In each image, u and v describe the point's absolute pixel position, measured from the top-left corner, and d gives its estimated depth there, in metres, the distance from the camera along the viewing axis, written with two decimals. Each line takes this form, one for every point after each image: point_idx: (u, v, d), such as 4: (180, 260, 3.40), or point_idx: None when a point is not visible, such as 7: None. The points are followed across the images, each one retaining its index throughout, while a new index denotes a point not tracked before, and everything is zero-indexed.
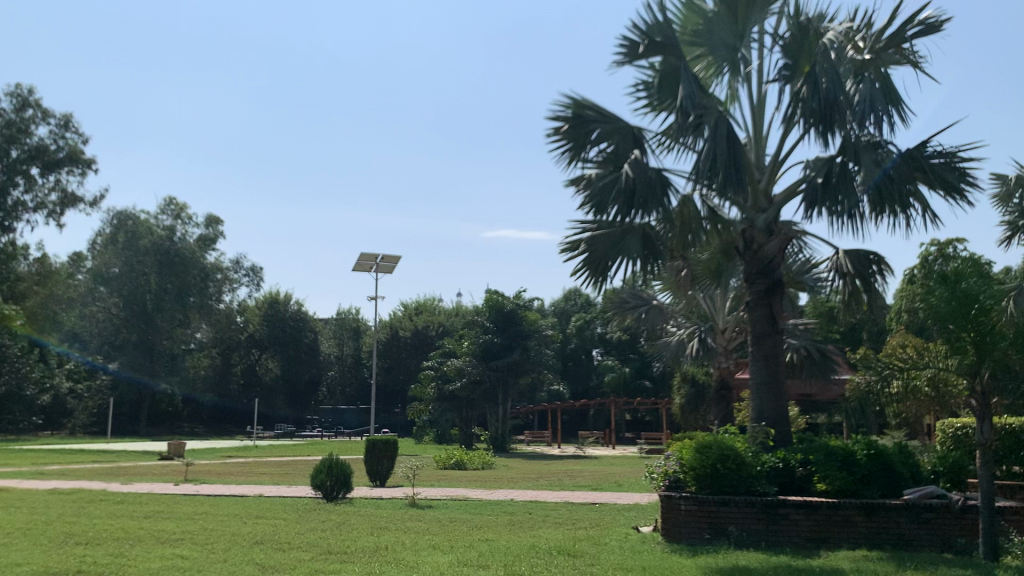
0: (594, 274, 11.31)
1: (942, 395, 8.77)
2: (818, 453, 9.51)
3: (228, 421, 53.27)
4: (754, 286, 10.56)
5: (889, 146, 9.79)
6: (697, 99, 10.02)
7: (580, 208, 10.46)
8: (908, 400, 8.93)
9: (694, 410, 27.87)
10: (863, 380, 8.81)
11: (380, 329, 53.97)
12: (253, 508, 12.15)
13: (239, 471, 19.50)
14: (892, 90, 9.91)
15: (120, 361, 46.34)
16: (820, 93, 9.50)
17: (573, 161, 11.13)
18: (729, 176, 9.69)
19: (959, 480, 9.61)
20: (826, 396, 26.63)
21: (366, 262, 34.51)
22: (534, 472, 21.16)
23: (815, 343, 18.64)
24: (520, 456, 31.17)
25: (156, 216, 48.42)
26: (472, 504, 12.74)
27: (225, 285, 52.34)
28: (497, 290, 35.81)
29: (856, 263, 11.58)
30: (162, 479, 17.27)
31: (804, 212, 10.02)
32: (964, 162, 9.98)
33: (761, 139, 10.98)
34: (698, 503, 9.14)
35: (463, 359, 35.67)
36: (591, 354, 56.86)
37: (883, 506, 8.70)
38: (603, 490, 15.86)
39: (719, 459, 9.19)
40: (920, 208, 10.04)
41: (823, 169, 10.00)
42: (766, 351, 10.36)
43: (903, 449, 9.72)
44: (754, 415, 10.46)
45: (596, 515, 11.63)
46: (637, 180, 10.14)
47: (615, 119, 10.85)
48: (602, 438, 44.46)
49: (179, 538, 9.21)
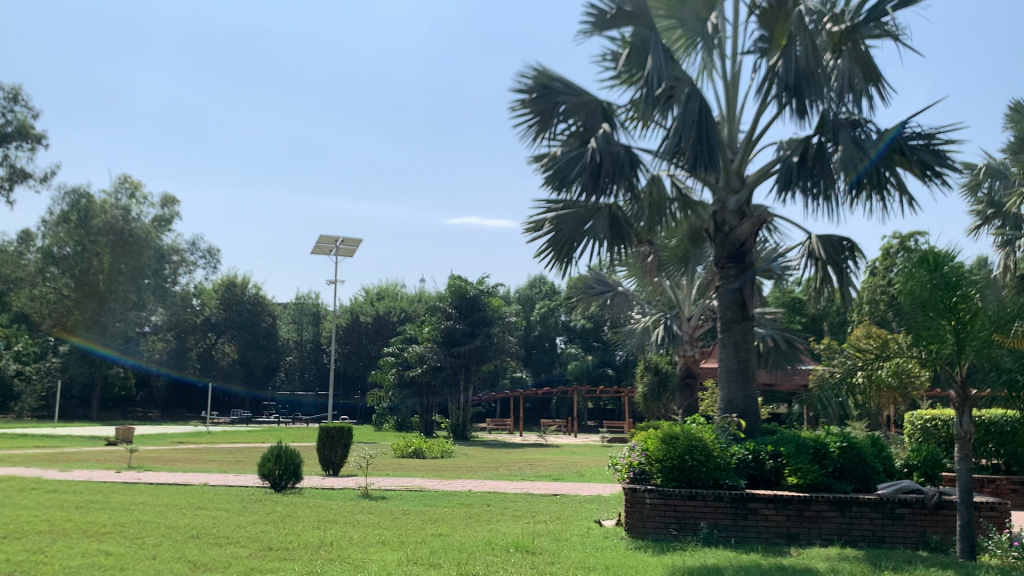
0: (559, 256, 10.77)
1: (906, 385, 8.51)
2: (789, 444, 9.11)
3: (182, 406, 52.04)
4: (725, 270, 10.09)
5: (867, 125, 9.39)
6: (668, 70, 9.51)
7: (543, 186, 9.93)
8: (871, 392, 8.66)
9: (657, 399, 27.47)
10: (827, 371, 8.54)
11: (340, 314, 53.17)
12: (193, 498, 11.47)
13: (187, 458, 18.72)
14: (871, 67, 9.50)
15: (70, 345, 44.51)
16: (796, 67, 8.98)
17: (539, 137, 10.58)
18: (700, 153, 9.21)
19: (933, 473, 9.28)
20: (788, 385, 26.46)
21: (325, 244, 33.74)
22: (494, 461, 20.62)
23: (781, 331, 18.37)
24: (480, 444, 30.69)
25: (110, 195, 46.73)
26: (427, 495, 12.20)
27: (181, 267, 50.76)
28: (460, 275, 35.14)
29: (829, 248, 11.15)
30: (104, 465, 16.50)
31: (777, 193, 9.57)
32: (943, 145, 9.66)
33: (735, 117, 10.51)
34: (665, 496, 8.62)
35: (425, 345, 34.94)
36: (554, 342, 56.49)
37: (856, 501, 8.36)
38: (563, 480, 15.39)
39: (686, 451, 8.76)
40: (898, 192, 9.69)
41: (798, 149, 9.57)
42: (735, 339, 9.95)
43: (876, 441, 9.37)
44: (723, 406, 10.02)
45: (557, 507, 11.15)
46: (603, 156, 9.64)
47: (582, 92, 10.29)
48: (564, 426, 44.26)
49: (108, 532, 8.53)
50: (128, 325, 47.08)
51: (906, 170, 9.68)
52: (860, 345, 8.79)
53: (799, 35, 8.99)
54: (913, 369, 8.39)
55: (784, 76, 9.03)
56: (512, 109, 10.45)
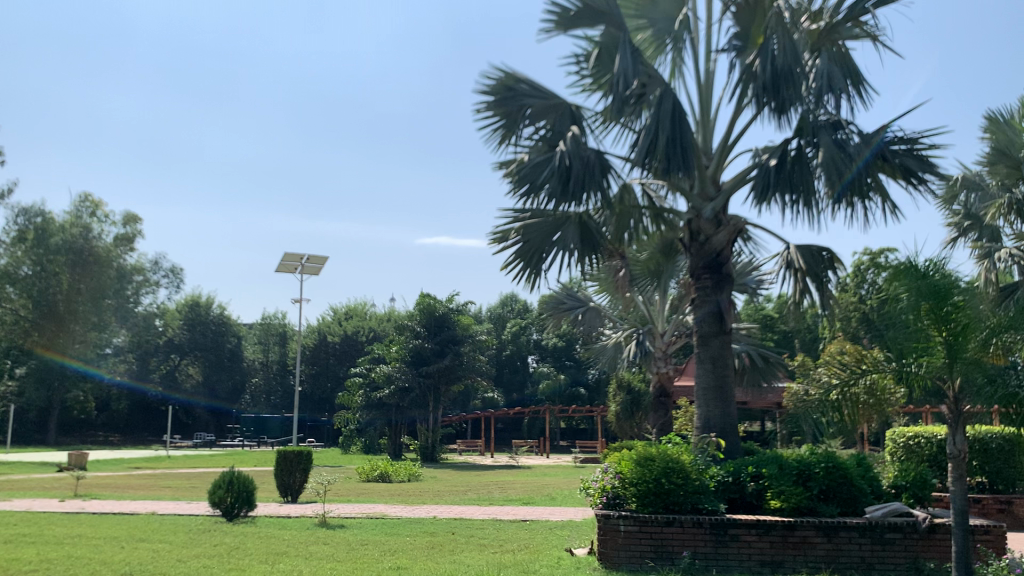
0: (528, 267, 10.22)
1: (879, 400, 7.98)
2: (771, 465, 8.58)
3: (145, 428, 50.68)
4: (701, 282, 9.58)
5: (849, 127, 8.94)
6: (638, 69, 9.02)
7: (509, 192, 9.44)
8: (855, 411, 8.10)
9: (629, 418, 26.90)
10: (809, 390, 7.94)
11: (308, 334, 52.22)
12: (136, 529, 10.67)
13: (139, 485, 17.77)
14: (851, 66, 9.12)
15: (27, 369, 42.89)
16: (773, 66, 8.52)
17: (505, 141, 10.05)
18: (674, 157, 8.72)
19: (923, 495, 8.78)
20: (761, 404, 26.09)
21: (290, 263, 32.96)
22: (461, 484, 19.91)
23: (757, 347, 18.01)
24: (450, 466, 29.98)
25: (70, 213, 45.44)
26: (388, 523, 11.47)
27: (145, 287, 49.37)
28: (430, 293, 34.34)
29: (807, 258, 10.69)
30: (49, 493, 15.56)
31: (756, 200, 9.09)
32: (926, 149, 9.30)
33: (710, 121, 10.02)
34: (641, 523, 8.00)
35: (393, 365, 34.11)
36: (526, 361, 55.87)
37: (844, 525, 7.87)
38: (534, 504, 14.73)
39: (663, 473, 8.19)
40: (880, 199, 9.29)
41: (776, 154, 9.13)
42: (713, 354, 9.44)
43: (861, 461, 8.88)
44: (700, 425, 9.46)
45: (525, 535, 10.51)
46: (573, 160, 9.10)
47: (549, 94, 9.75)
48: (536, 447, 43.60)
49: (31, 570, 7.76)
50: (87, 347, 45.55)
51: (888, 176, 9.29)
52: (838, 362, 8.33)
53: (776, 31, 8.54)
54: (893, 385, 7.95)
55: (761, 77, 8.57)
56: (476, 112, 9.91)
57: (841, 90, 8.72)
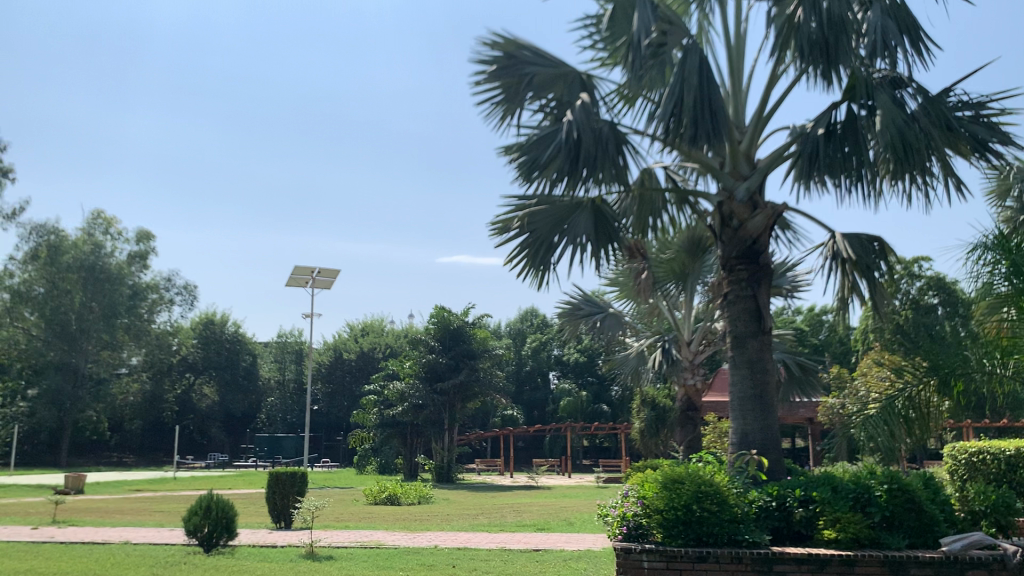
0: (535, 261, 8.90)
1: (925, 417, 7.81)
2: (822, 488, 7.23)
3: (159, 450, 49.74)
4: (735, 274, 8.24)
5: (909, 90, 7.66)
6: (657, 23, 7.74)
7: (515, 178, 8.18)
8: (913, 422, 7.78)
9: (655, 435, 25.40)
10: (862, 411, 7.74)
11: (323, 352, 51.43)
12: (94, 563, 9.40)
13: (128, 510, 16.53)
14: (908, 19, 7.81)
15: (38, 389, 41.97)
16: (821, 14, 7.25)
17: (506, 119, 8.76)
18: (701, 120, 7.44)
19: (1008, 522, 7.48)
20: (793, 419, 24.57)
21: (301, 276, 31.91)
22: (474, 507, 18.50)
23: (793, 354, 16.67)
24: (465, 487, 28.58)
25: (82, 231, 44.79)
26: (382, 555, 10.16)
27: (159, 305, 48.66)
28: (445, 305, 33.07)
29: (856, 248, 9.34)
30: (25, 520, 14.35)
31: (799, 176, 7.82)
32: (996, 116, 7.99)
33: (742, 91, 8.72)
34: (669, 558, 6.67)
35: (406, 381, 32.80)
36: (547, 377, 54.46)
37: (916, 561, 6.52)
38: (549, 530, 13.33)
39: (695, 499, 6.85)
40: (945, 176, 7.96)
41: (822, 122, 7.83)
42: (750, 357, 8.12)
43: (929, 482, 7.52)
44: (737, 441, 8.13)
45: (535, 568, 9.13)
46: (582, 133, 7.86)
47: (555, 62, 8.51)
48: (557, 466, 42.13)
49: None
50: (100, 366, 44.65)
51: (953, 150, 7.98)
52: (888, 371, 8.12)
53: None
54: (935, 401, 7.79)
55: (806, 32, 7.33)
56: (474, 85, 8.62)
57: (899, 44, 7.46)
